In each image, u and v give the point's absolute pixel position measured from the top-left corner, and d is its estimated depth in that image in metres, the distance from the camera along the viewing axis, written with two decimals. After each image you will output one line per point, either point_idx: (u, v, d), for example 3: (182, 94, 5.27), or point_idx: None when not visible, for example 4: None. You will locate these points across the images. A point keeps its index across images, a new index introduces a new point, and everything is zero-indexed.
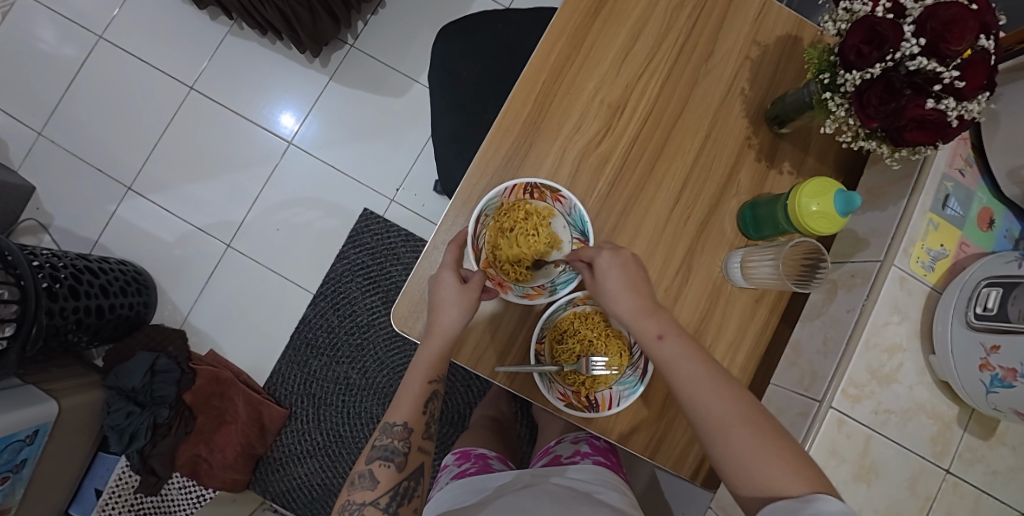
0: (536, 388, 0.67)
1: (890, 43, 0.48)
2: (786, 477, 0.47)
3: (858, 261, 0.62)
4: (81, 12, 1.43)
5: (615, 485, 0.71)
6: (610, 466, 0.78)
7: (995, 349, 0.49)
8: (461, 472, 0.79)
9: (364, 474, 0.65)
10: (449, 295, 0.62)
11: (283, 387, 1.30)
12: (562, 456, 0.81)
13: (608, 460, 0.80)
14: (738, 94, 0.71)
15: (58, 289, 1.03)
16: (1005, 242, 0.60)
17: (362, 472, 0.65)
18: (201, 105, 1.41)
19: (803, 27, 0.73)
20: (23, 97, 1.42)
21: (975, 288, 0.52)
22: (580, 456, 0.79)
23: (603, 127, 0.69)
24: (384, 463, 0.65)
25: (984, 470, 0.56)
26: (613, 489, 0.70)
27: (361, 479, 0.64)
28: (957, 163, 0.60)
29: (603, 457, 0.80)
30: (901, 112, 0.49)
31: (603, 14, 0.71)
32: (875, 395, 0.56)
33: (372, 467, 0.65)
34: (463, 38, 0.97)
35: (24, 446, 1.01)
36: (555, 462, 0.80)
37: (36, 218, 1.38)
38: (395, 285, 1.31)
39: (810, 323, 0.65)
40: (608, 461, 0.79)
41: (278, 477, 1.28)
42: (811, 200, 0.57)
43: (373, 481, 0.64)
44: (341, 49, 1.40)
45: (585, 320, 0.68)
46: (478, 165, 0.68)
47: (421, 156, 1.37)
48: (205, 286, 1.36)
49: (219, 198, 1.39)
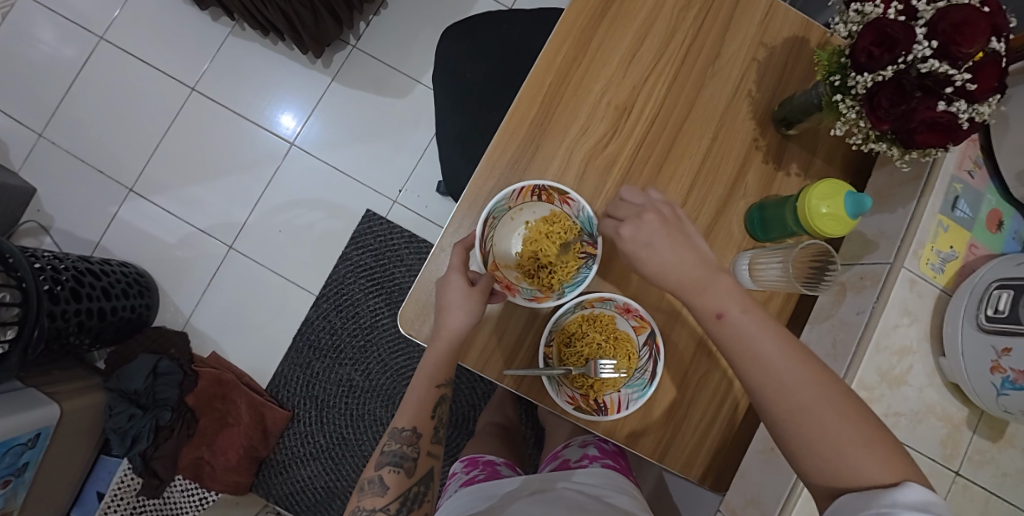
0: (544, 391, 0.66)
1: (902, 45, 0.48)
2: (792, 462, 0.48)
3: (866, 263, 0.62)
4: (82, 12, 1.43)
5: (625, 488, 0.71)
6: (619, 470, 0.78)
7: (1006, 352, 0.49)
8: (470, 479, 0.79)
9: (373, 480, 0.64)
10: (456, 295, 0.61)
11: (285, 389, 1.30)
12: (570, 460, 0.81)
13: (617, 463, 0.79)
14: (745, 96, 0.71)
15: (60, 291, 1.02)
16: (1013, 244, 0.60)
17: (371, 478, 0.65)
18: (202, 106, 1.40)
19: (810, 28, 0.72)
20: (22, 99, 1.41)
21: (986, 291, 0.52)
22: (589, 459, 0.78)
23: (610, 128, 0.69)
24: (393, 469, 0.64)
25: (994, 472, 0.56)
26: (623, 492, 0.69)
27: (370, 484, 0.64)
28: (966, 165, 0.60)
29: (612, 460, 0.80)
30: (912, 113, 0.49)
31: (610, 15, 0.70)
32: (885, 398, 0.56)
33: (381, 473, 0.64)
34: (468, 38, 0.96)
35: (26, 449, 1.00)
36: (564, 466, 0.80)
37: (36, 220, 1.37)
38: (398, 287, 1.31)
39: (819, 326, 0.65)
40: (617, 464, 0.79)
41: (281, 480, 1.28)
42: (821, 201, 0.56)
43: (383, 487, 0.64)
44: (343, 50, 1.40)
45: (594, 322, 0.67)
46: (486, 167, 0.68)
47: (424, 156, 1.37)
48: (207, 287, 1.36)
49: (220, 200, 1.38)
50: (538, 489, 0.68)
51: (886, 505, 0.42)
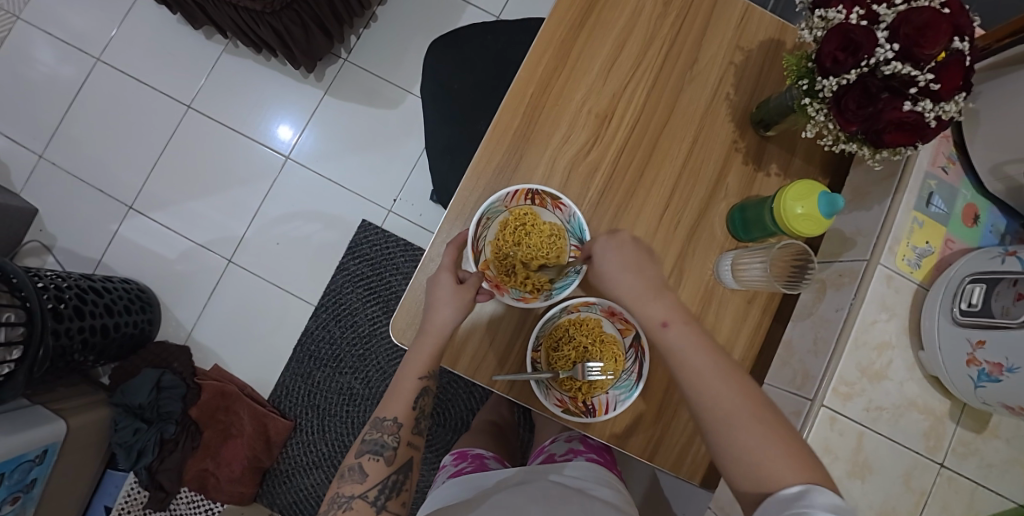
0: (533, 395, 0.68)
1: (865, 50, 0.49)
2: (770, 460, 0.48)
3: (846, 260, 0.63)
4: (80, 34, 1.46)
5: (609, 481, 0.72)
6: (603, 463, 0.79)
7: (981, 344, 0.50)
8: (458, 471, 0.80)
9: (353, 467, 0.66)
10: (443, 296, 0.63)
11: (287, 400, 1.32)
12: (556, 453, 0.83)
13: (601, 457, 0.81)
14: (724, 99, 0.72)
15: (63, 309, 1.04)
16: (991, 237, 0.61)
17: (352, 466, 0.67)
18: (199, 123, 1.43)
19: (785, 31, 0.74)
20: (24, 121, 1.44)
21: (960, 285, 0.53)
22: (575, 454, 0.80)
23: (591, 135, 0.71)
24: (373, 457, 0.66)
25: (979, 463, 0.57)
26: (606, 485, 0.71)
27: (350, 472, 0.66)
28: (940, 161, 0.61)
29: (597, 454, 0.81)
30: (879, 115, 0.50)
31: (588, 24, 0.72)
32: (866, 392, 0.57)
33: (361, 461, 0.67)
34: (454, 50, 0.98)
35: (34, 465, 1.02)
36: (549, 461, 0.81)
37: (39, 239, 1.40)
38: (395, 295, 1.33)
39: (801, 322, 0.66)
40: (601, 458, 0.80)
41: (286, 489, 1.29)
42: (795, 203, 0.58)
43: (363, 474, 0.66)
44: (335, 63, 1.42)
45: (580, 326, 0.69)
46: (471, 177, 0.69)
47: (417, 166, 1.39)
48: (208, 300, 1.38)
49: (218, 214, 1.40)
50: (520, 480, 0.70)
51: (806, 505, 0.44)
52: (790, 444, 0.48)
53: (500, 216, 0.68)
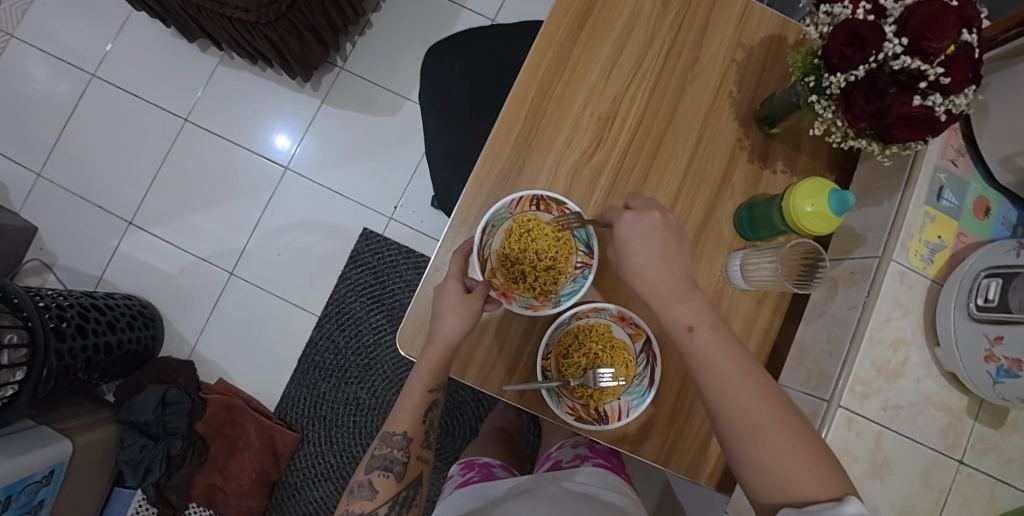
0: (544, 403, 0.67)
1: (873, 44, 0.48)
2: (788, 466, 0.47)
3: (857, 257, 0.62)
4: (74, 51, 1.45)
5: (618, 486, 0.71)
6: (611, 469, 0.78)
7: (999, 340, 0.49)
8: (465, 481, 0.79)
9: (363, 483, 0.66)
10: (451, 305, 0.62)
11: (294, 411, 1.31)
12: (563, 460, 0.82)
13: (608, 462, 0.80)
14: (727, 97, 0.71)
15: (65, 328, 1.03)
16: (1003, 229, 0.60)
17: (361, 481, 0.66)
18: (196, 136, 1.42)
19: (786, 26, 0.73)
20: (21, 139, 1.43)
21: (976, 280, 0.52)
22: (581, 459, 0.80)
23: (594, 138, 0.70)
24: (383, 473, 0.66)
25: (999, 459, 0.56)
26: (614, 489, 0.70)
27: (360, 488, 0.65)
28: (949, 154, 0.60)
29: (604, 459, 0.81)
30: (888, 110, 0.49)
31: (587, 27, 0.71)
32: (882, 391, 0.57)
33: (370, 477, 0.66)
34: (452, 56, 0.97)
35: (41, 487, 1.01)
36: (556, 467, 0.81)
37: (39, 258, 1.39)
38: (398, 303, 1.32)
39: (813, 322, 0.65)
40: (609, 463, 0.80)
41: (294, 502, 1.28)
42: (804, 201, 0.57)
43: (372, 491, 0.65)
44: (331, 72, 1.41)
45: (589, 333, 0.67)
46: (473, 185, 0.69)
47: (417, 173, 1.38)
48: (211, 314, 1.37)
49: (218, 227, 1.40)
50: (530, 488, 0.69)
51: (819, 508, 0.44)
52: (808, 448, 0.48)
53: (504, 222, 0.67)
